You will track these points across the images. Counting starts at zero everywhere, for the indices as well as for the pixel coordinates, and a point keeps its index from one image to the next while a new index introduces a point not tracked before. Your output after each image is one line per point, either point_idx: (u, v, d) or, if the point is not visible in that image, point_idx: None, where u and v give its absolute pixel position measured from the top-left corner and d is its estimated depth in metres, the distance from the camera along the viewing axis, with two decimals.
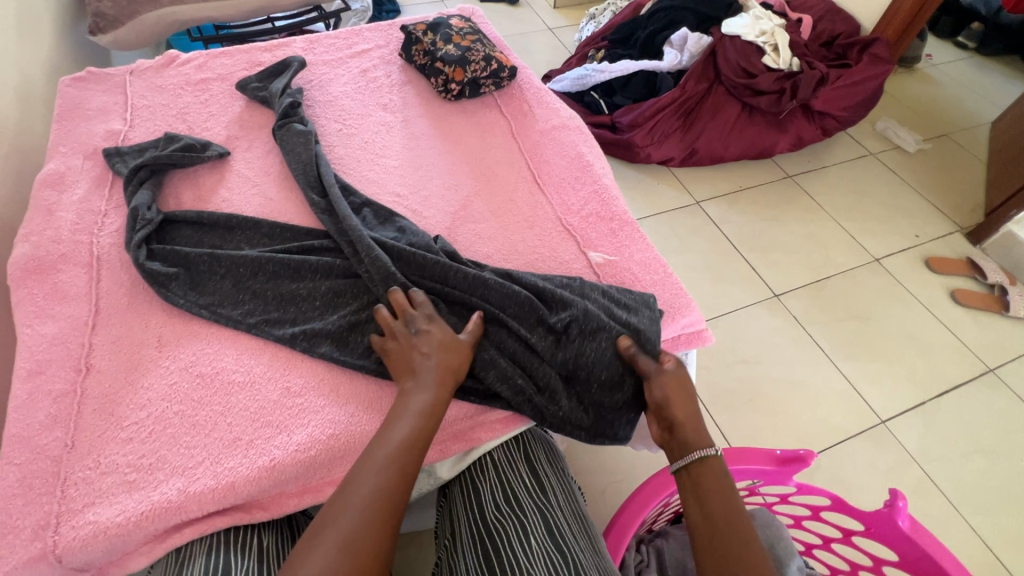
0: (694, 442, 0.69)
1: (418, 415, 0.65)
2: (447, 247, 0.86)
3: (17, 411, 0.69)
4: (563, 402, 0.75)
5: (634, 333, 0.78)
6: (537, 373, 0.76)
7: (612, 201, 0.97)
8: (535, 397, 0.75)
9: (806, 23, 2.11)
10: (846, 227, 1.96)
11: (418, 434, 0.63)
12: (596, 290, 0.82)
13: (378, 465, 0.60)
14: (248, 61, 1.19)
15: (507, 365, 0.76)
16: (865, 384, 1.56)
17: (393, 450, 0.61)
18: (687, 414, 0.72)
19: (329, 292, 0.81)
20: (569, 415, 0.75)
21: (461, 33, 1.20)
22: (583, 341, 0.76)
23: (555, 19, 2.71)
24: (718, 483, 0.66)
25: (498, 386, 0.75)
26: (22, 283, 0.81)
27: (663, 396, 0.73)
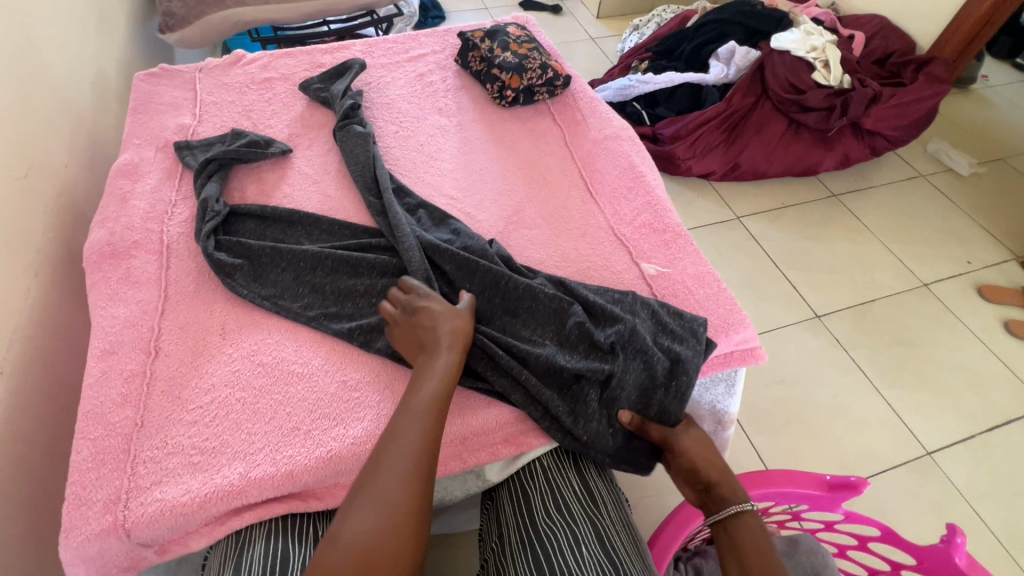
0: (729, 496, 0.70)
1: (434, 393, 0.65)
2: (502, 252, 0.86)
3: (91, 387, 0.72)
4: (591, 430, 0.73)
5: (678, 358, 0.77)
6: (558, 405, 0.73)
7: (665, 213, 0.97)
8: (562, 420, 0.73)
9: (859, 40, 2.06)
10: (894, 250, 1.90)
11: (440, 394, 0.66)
12: (646, 307, 0.82)
13: (406, 454, 0.60)
14: (310, 62, 1.23)
15: (530, 391, 0.74)
16: (910, 413, 1.50)
17: (417, 435, 0.61)
18: (719, 470, 0.72)
19: (385, 290, 0.82)
20: (598, 442, 0.74)
21: (517, 41, 1.22)
22: (625, 360, 0.76)
23: (598, 29, 2.72)
24: (756, 538, 0.66)
25: (536, 397, 0.73)
26: (98, 267, 0.85)
27: (689, 455, 0.73)
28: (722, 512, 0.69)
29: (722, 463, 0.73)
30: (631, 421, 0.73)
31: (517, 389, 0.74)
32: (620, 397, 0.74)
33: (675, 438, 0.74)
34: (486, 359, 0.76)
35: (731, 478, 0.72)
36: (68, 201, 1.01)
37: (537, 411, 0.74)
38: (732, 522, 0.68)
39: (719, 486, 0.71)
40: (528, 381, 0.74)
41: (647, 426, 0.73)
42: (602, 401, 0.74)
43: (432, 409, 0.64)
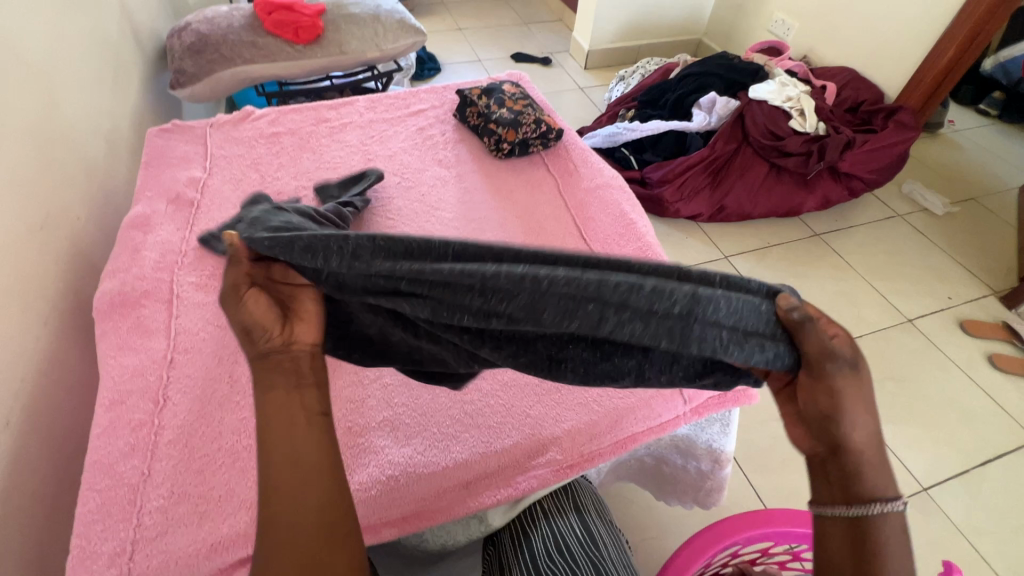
0: (867, 489, 0.49)
1: (276, 383, 0.55)
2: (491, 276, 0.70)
3: (98, 438, 0.73)
4: (682, 295, 0.50)
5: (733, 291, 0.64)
6: (621, 282, 0.50)
7: (656, 258, 1.01)
8: (633, 293, 0.49)
9: (830, 90, 2.20)
10: (877, 287, 1.97)
11: (283, 377, 0.55)
12: None
13: (281, 480, 0.52)
14: (315, 117, 1.29)
15: (562, 297, 0.50)
16: (904, 448, 1.53)
17: (282, 453, 0.53)
18: (867, 438, 0.49)
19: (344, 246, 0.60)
20: (706, 308, 0.49)
21: (513, 97, 1.29)
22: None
23: (586, 79, 2.88)
24: (882, 555, 0.47)
25: (603, 293, 0.50)
26: (109, 316, 0.87)
27: (835, 397, 0.48)
28: (854, 507, 0.48)
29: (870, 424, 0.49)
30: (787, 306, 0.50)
31: (540, 308, 0.51)
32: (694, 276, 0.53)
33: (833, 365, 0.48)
34: (475, 293, 0.51)
35: (876, 464, 0.49)
36: (79, 251, 1.04)
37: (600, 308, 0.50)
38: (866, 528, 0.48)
39: (859, 459, 0.49)
40: (549, 288, 0.50)
41: (805, 331, 0.49)
42: (671, 276, 0.54)
43: (301, 466, 0.53)
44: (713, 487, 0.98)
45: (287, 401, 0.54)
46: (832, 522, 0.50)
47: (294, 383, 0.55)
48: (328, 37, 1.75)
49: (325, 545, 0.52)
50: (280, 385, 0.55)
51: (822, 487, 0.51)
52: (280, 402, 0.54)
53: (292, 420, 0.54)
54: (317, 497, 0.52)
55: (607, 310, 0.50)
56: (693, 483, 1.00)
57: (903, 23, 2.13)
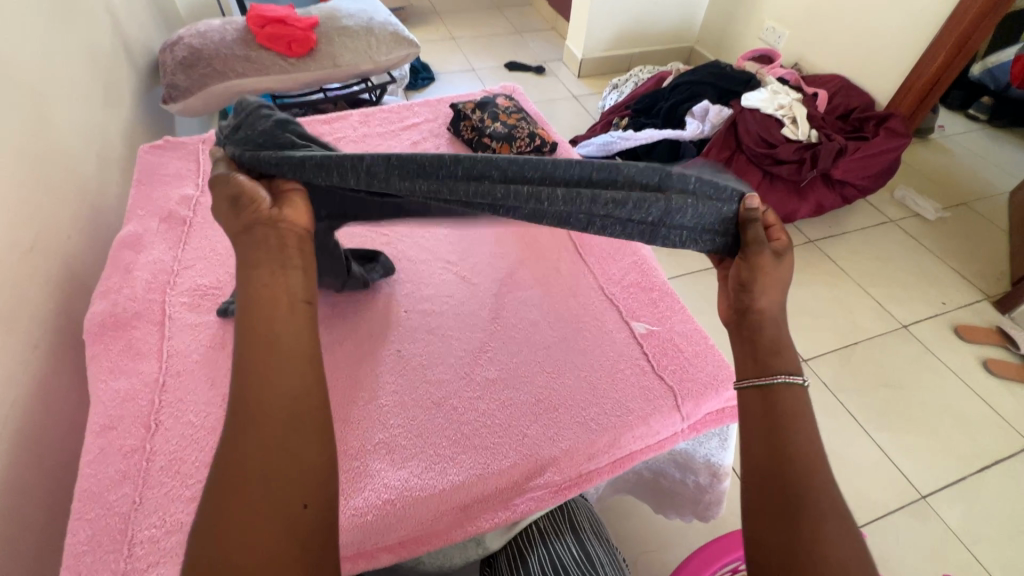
0: (775, 363, 0.58)
1: (264, 262, 0.54)
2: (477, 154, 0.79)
3: (89, 466, 0.72)
4: (658, 207, 0.61)
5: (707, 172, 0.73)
6: (608, 199, 0.60)
7: (652, 272, 1.02)
8: (615, 202, 0.61)
9: (822, 97, 2.22)
10: (871, 292, 1.98)
11: (269, 261, 0.54)
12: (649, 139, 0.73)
13: (252, 356, 0.50)
14: (309, 132, 1.29)
15: (559, 211, 0.61)
16: (900, 455, 1.53)
17: (257, 330, 0.51)
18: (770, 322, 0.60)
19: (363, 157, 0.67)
20: (672, 218, 0.62)
21: (507, 111, 1.29)
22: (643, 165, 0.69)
23: (580, 88, 2.89)
24: (792, 415, 0.56)
25: (594, 208, 0.61)
26: (100, 339, 0.86)
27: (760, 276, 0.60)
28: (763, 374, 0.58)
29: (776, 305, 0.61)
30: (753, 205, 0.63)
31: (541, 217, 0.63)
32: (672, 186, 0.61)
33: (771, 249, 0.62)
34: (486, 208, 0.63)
35: (781, 343, 0.60)
36: (70, 271, 1.03)
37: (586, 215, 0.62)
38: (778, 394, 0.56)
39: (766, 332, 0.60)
40: (550, 206, 0.61)
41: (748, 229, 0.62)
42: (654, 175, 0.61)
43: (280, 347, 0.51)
44: (712, 499, 0.97)
45: (276, 282, 0.53)
46: (742, 388, 0.59)
47: (282, 264, 0.54)
48: (322, 50, 1.75)
49: (293, 423, 0.49)
50: (260, 263, 0.54)
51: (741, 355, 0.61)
52: (263, 280, 0.53)
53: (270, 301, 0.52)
54: (297, 380, 0.50)
55: (594, 218, 0.62)
56: (693, 497, 0.99)
57: (892, 31, 2.15)
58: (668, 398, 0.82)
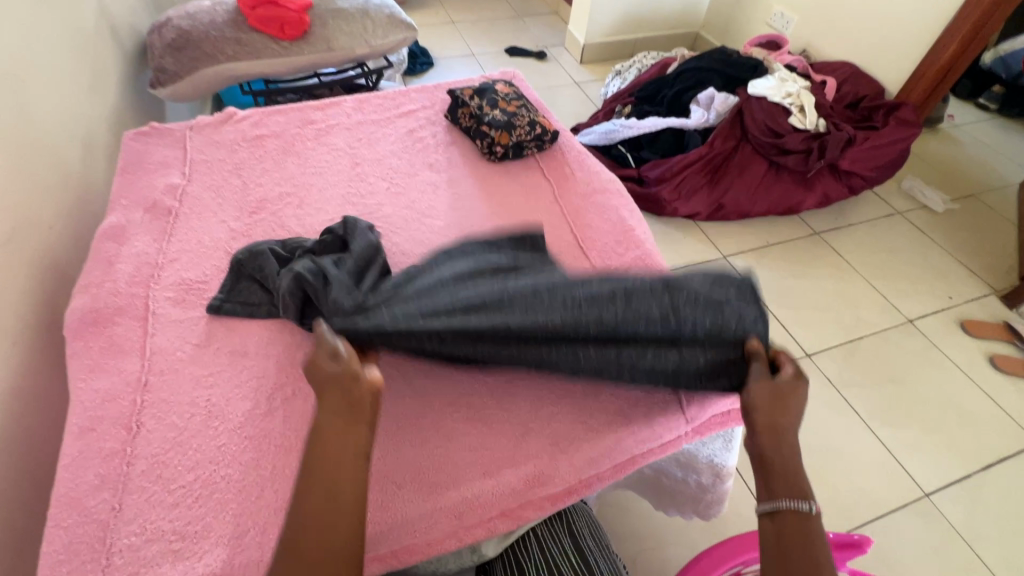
0: (783, 490, 0.62)
1: (333, 413, 0.61)
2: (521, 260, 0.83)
3: (66, 470, 0.69)
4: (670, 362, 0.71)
5: (722, 270, 0.75)
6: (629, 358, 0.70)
7: (656, 267, 0.98)
8: (634, 364, 0.70)
9: (830, 85, 2.16)
10: (876, 286, 1.94)
11: (337, 412, 0.61)
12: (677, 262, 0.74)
13: (308, 498, 0.57)
14: (301, 118, 1.24)
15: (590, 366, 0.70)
16: (904, 452, 1.51)
17: (316, 474, 0.58)
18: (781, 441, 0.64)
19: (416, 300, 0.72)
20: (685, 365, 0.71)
21: (506, 97, 1.24)
22: (675, 288, 0.71)
23: (582, 74, 2.82)
24: (806, 544, 0.58)
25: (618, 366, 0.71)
26: (79, 335, 0.82)
27: (776, 416, 0.65)
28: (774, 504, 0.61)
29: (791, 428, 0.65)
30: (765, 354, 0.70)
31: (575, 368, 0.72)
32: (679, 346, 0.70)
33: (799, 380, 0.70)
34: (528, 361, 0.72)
35: (791, 469, 0.63)
36: (51, 262, 1.00)
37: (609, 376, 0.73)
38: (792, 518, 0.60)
39: (781, 465, 0.63)
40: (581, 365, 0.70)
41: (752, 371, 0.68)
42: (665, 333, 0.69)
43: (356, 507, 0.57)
44: (714, 499, 0.94)
45: (338, 435, 0.59)
46: (759, 513, 0.63)
47: (353, 421, 0.60)
48: (315, 33, 1.69)
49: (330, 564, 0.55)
50: (339, 423, 0.60)
51: (761, 485, 0.64)
52: (342, 439, 0.59)
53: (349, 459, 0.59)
54: (343, 529, 0.56)
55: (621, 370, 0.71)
56: (693, 496, 0.96)
57: (903, 17, 2.08)
58: (671, 400, 0.79)
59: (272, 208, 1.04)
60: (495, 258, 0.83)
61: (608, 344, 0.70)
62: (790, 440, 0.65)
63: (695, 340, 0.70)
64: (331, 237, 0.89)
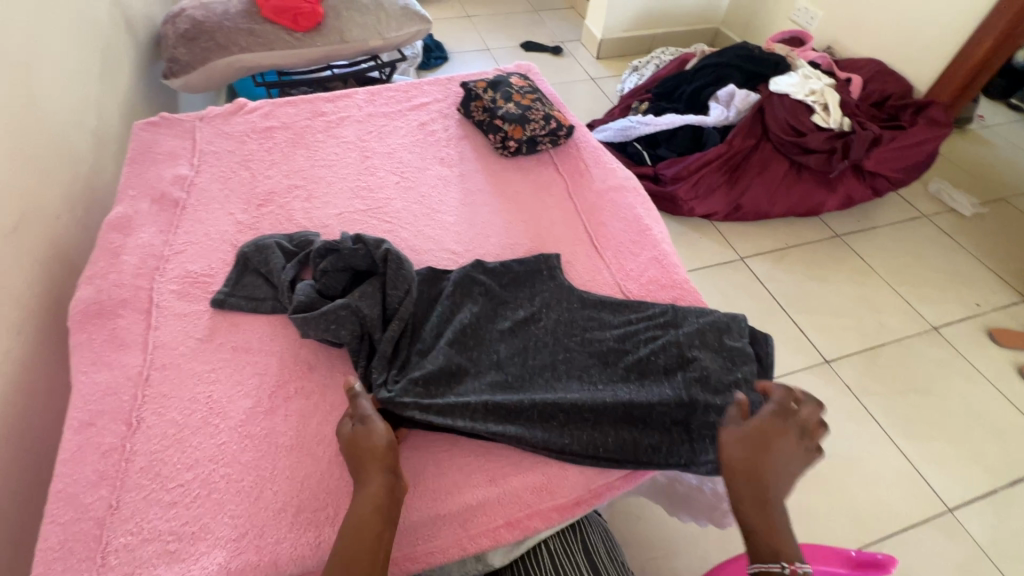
0: (756, 546, 0.59)
1: (366, 501, 0.60)
2: (546, 322, 0.83)
3: (64, 465, 0.67)
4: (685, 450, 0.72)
5: (732, 347, 0.80)
6: (647, 444, 0.72)
7: (673, 268, 0.94)
8: (658, 458, 0.71)
9: (857, 83, 2.08)
10: (900, 291, 1.88)
11: (373, 500, 0.60)
12: (693, 342, 0.79)
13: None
14: (312, 110, 1.22)
15: (610, 455, 0.71)
16: (925, 464, 1.46)
17: (340, 563, 0.56)
18: (756, 497, 0.61)
19: (447, 370, 0.75)
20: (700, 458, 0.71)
21: (521, 91, 1.20)
22: (689, 362, 0.78)
23: (598, 70, 2.77)
24: None
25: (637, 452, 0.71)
26: (82, 327, 0.81)
27: (754, 466, 0.63)
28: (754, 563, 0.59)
29: (767, 479, 0.62)
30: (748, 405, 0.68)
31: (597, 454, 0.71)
32: (704, 423, 0.72)
33: (785, 420, 0.66)
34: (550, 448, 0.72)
35: (769, 520, 0.60)
36: (58, 252, 0.99)
37: (642, 466, 0.72)
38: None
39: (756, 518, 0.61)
40: (601, 451, 0.71)
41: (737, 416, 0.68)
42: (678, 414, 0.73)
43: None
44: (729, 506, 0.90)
45: (366, 526, 0.58)
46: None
47: (384, 515, 0.59)
48: (329, 25, 1.67)
49: None
50: (373, 516, 0.59)
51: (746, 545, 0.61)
52: (369, 535, 0.58)
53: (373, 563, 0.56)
54: None
55: (638, 461, 0.71)
56: (708, 504, 0.91)
57: (935, 12, 2.00)
58: None
59: (280, 200, 1.02)
60: (519, 315, 0.83)
61: (626, 425, 0.73)
62: (769, 487, 0.62)
63: (709, 421, 0.73)
64: (363, 251, 0.84)
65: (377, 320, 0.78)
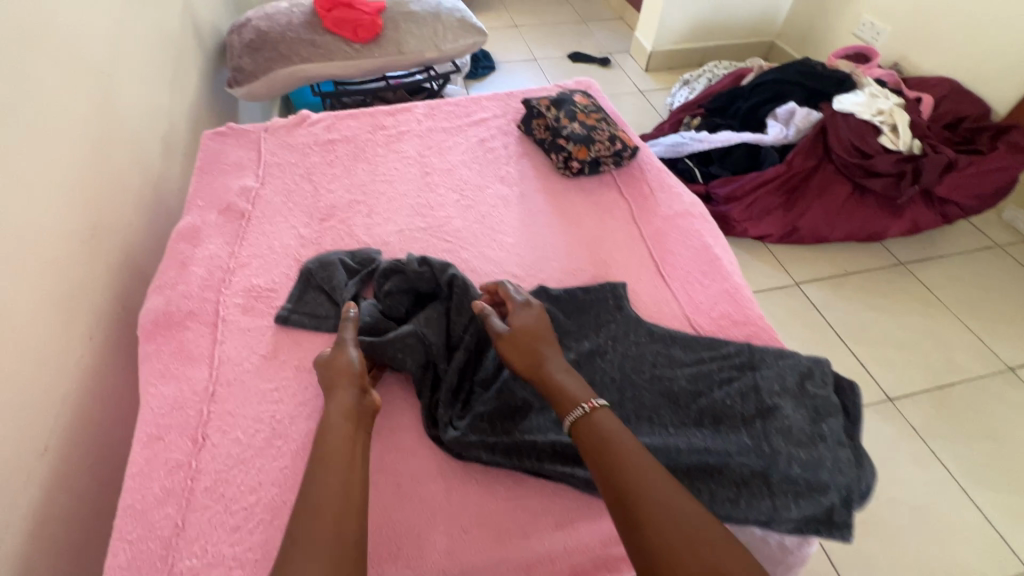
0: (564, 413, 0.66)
1: (341, 410, 0.65)
2: (614, 357, 0.80)
3: (133, 479, 0.68)
4: (765, 506, 0.66)
5: (817, 399, 0.74)
6: (723, 497, 0.67)
7: (746, 303, 0.89)
8: (735, 513, 0.66)
9: (926, 102, 1.97)
10: (971, 327, 1.75)
11: (348, 408, 0.65)
12: (774, 389, 0.74)
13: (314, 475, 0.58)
14: (373, 123, 1.22)
15: None
16: (1000, 516, 1.35)
17: (320, 458, 0.60)
18: (541, 377, 0.70)
19: (512, 404, 0.73)
20: (781, 515, 0.65)
21: (585, 110, 1.17)
22: (770, 411, 0.73)
23: (647, 82, 2.72)
24: (600, 437, 0.62)
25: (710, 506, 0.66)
26: (151, 338, 0.82)
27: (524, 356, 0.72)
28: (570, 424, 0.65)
29: (537, 355, 0.71)
30: (479, 308, 0.78)
31: None
32: (786, 476, 0.67)
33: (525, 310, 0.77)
34: None
35: (559, 386, 0.68)
36: (128, 258, 1.01)
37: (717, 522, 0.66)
38: (581, 426, 0.64)
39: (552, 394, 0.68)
40: None
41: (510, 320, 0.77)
42: (757, 467, 0.68)
43: (353, 503, 0.56)
44: None
45: (340, 427, 0.63)
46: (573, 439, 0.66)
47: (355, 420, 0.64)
48: (387, 36, 1.68)
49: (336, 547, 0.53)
50: (345, 421, 0.64)
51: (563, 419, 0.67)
52: (343, 435, 0.62)
53: (348, 459, 0.60)
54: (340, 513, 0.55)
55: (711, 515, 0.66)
56: None
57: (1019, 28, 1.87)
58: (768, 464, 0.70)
59: (342, 215, 1.02)
60: (587, 349, 0.80)
61: (700, 475, 0.68)
62: (544, 363, 0.71)
63: (792, 477, 0.67)
64: (428, 273, 0.83)
65: (444, 350, 0.76)
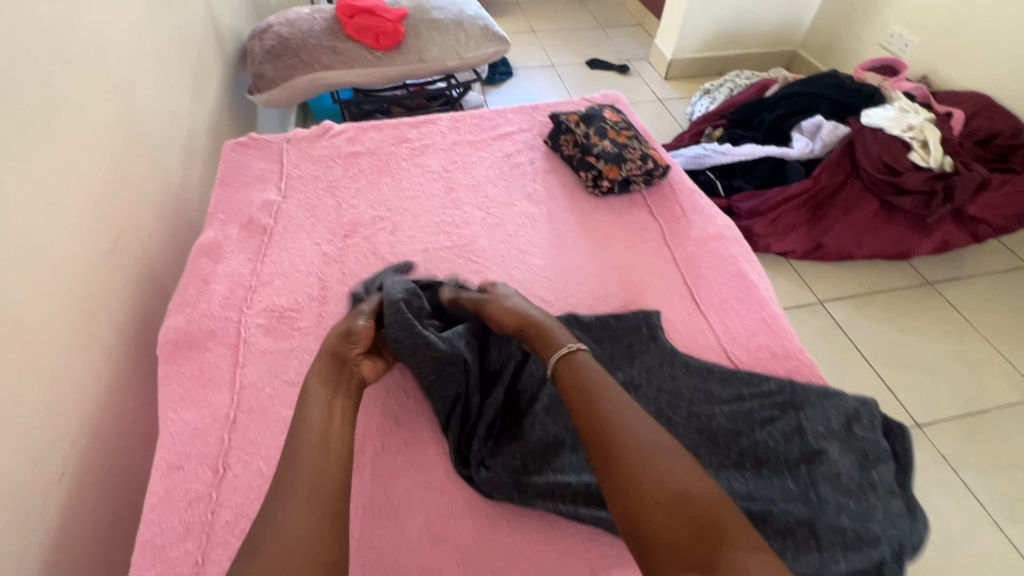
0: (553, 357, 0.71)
1: (327, 377, 0.70)
2: (650, 391, 0.77)
3: (153, 511, 0.65)
4: (813, 558, 0.61)
5: (865, 443, 0.71)
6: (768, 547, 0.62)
7: (785, 334, 0.86)
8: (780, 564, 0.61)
9: (958, 117, 1.91)
10: (1003, 351, 1.70)
11: (332, 377, 0.70)
12: (819, 431, 0.71)
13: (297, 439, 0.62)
14: (396, 136, 1.20)
15: None
16: None
17: (305, 422, 0.64)
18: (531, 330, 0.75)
19: (546, 441, 0.71)
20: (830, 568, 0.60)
21: (616, 126, 1.14)
22: (816, 455, 0.69)
23: (667, 91, 2.68)
24: (584, 373, 0.68)
25: None
26: (171, 359, 0.80)
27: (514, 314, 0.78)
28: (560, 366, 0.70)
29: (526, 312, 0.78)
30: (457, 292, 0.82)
31: None
32: (835, 526, 0.63)
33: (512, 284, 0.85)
34: None
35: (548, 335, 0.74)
36: (148, 271, 0.99)
37: None
38: (568, 368, 0.69)
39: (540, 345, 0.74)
40: None
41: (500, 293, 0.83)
42: (804, 516, 0.64)
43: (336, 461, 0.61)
44: None
45: (324, 394, 0.67)
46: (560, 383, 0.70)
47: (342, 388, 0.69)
48: (408, 44, 1.66)
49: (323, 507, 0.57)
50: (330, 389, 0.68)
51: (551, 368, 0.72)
52: (326, 401, 0.67)
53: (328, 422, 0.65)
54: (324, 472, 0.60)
55: None
56: None
57: None
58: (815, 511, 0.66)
59: (365, 232, 1.00)
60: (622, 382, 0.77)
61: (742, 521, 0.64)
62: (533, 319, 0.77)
63: (842, 527, 0.63)
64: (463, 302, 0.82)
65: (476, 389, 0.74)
